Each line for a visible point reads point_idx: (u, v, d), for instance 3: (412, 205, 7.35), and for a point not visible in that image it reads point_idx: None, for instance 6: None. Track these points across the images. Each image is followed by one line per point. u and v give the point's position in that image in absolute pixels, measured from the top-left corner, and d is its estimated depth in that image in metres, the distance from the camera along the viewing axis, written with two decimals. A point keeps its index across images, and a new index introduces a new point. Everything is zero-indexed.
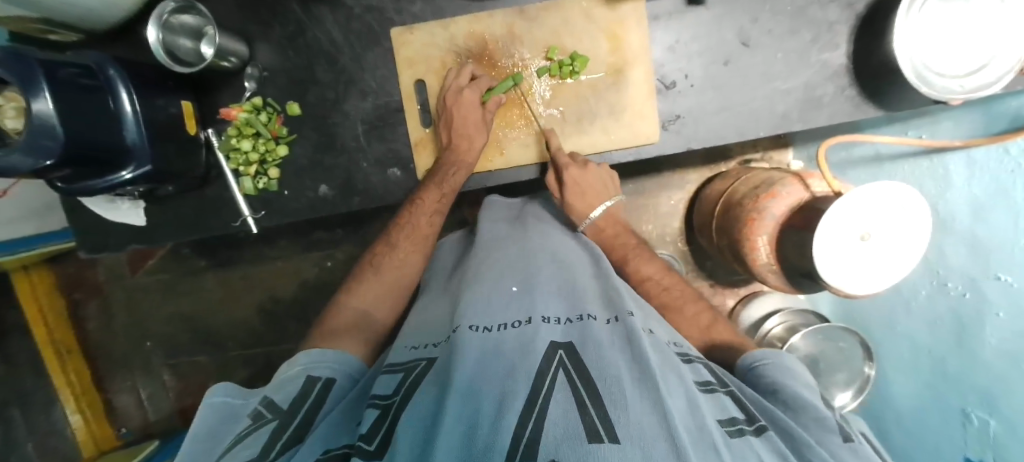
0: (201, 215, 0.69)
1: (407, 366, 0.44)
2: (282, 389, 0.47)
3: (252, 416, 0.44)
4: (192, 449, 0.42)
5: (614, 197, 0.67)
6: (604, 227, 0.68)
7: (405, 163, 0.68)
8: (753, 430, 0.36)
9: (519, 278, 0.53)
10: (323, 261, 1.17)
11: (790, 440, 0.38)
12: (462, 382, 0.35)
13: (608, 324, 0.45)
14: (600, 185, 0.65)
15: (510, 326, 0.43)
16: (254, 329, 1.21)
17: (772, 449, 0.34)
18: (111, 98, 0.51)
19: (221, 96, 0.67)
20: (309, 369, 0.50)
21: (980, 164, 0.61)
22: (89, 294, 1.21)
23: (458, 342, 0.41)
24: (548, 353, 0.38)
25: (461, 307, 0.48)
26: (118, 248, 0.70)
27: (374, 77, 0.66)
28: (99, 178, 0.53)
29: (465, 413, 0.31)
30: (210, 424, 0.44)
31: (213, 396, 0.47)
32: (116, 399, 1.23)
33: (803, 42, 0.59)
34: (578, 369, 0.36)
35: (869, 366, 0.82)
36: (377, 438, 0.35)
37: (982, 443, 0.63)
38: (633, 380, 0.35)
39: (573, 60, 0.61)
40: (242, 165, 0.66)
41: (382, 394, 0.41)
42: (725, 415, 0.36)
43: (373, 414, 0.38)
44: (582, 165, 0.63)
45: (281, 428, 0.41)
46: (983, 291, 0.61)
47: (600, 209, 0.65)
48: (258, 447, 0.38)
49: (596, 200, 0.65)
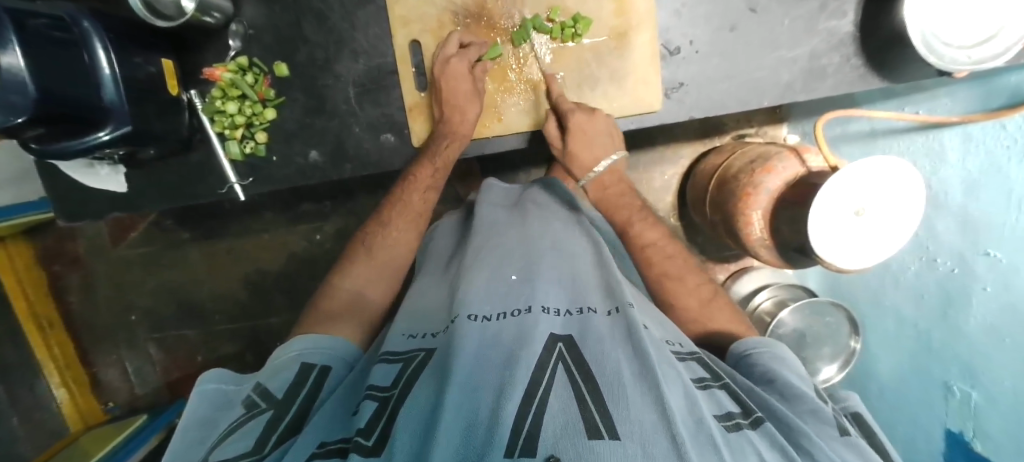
0: (186, 181, 0.66)
1: (406, 356, 0.44)
2: (276, 376, 0.46)
3: (244, 406, 0.43)
4: (186, 437, 0.42)
5: (619, 150, 0.65)
6: (608, 183, 0.68)
7: (399, 128, 0.66)
8: (749, 423, 0.35)
9: (519, 266, 0.52)
10: (311, 233, 1.15)
11: (789, 432, 0.37)
12: (461, 372, 0.34)
13: (609, 316, 0.44)
14: (602, 128, 0.62)
15: (509, 314, 0.43)
16: (241, 302, 1.20)
17: (770, 442, 0.34)
18: (87, 54, 0.47)
19: (203, 56, 0.63)
20: (303, 355, 0.49)
21: (976, 139, 0.61)
22: (68, 266, 1.18)
23: (456, 330, 0.40)
24: (547, 345, 0.38)
25: (459, 295, 0.47)
26: (97, 215, 0.67)
27: (367, 37, 0.63)
28: (74, 139, 0.50)
29: (464, 405, 0.31)
30: (202, 414, 0.44)
31: (206, 383, 0.47)
32: (101, 372, 1.22)
33: (810, 8, 0.58)
34: (578, 364, 0.36)
35: (853, 339, 0.84)
36: (376, 433, 0.33)
37: (963, 415, 0.67)
38: (634, 374, 0.35)
39: (576, 22, 0.59)
40: (228, 129, 0.63)
41: (380, 385, 0.40)
42: (721, 411, 0.36)
43: (372, 405, 0.37)
44: (588, 111, 0.61)
45: (276, 419, 0.40)
46: (972, 268, 0.62)
47: (604, 161, 0.64)
48: (252, 441, 0.37)
49: (600, 150, 0.63)
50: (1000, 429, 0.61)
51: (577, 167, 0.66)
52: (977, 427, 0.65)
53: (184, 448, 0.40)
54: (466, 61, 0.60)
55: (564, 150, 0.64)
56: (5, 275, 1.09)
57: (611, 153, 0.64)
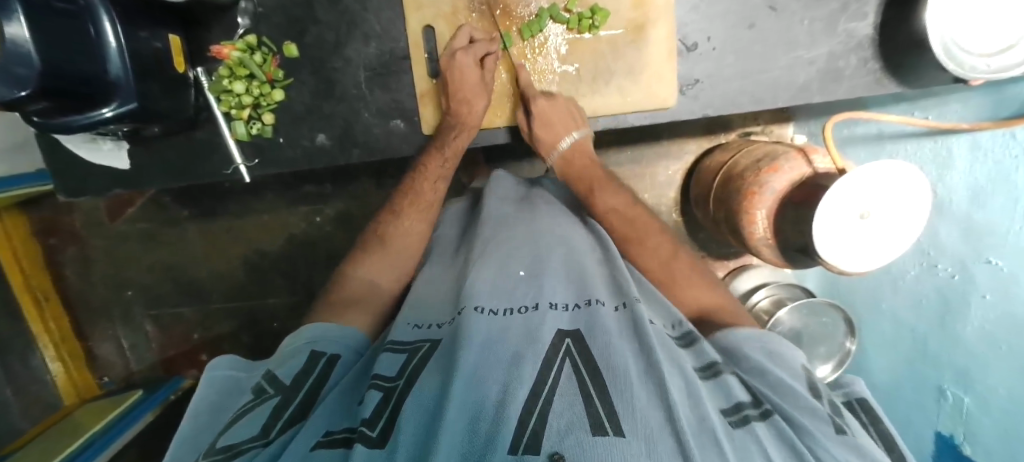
0: (188, 160, 0.65)
1: (411, 347, 0.44)
2: (285, 365, 0.46)
3: (254, 391, 0.43)
4: (196, 419, 0.42)
5: (582, 130, 0.63)
6: (573, 159, 0.65)
7: (409, 115, 0.65)
8: (759, 415, 0.36)
9: (527, 261, 0.52)
10: (312, 216, 1.14)
11: (793, 425, 0.38)
12: (467, 368, 0.34)
13: (617, 311, 0.45)
14: (566, 112, 0.61)
15: (516, 311, 0.43)
16: (239, 282, 1.19)
17: (776, 434, 0.35)
18: (92, 26, 0.46)
19: (211, 34, 0.62)
20: (315, 342, 0.49)
21: (984, 149, 0.61)
22: (65, 240, 1.17)
23: (463, 322, 0.41)
24: (554, 341, 0.38)
25: (466, 287, 0.48)
26: (98, 191, 0.66)
27: (379, 20, 0.62)
28: (78, 114, 0.49)
29: (469, 401, 0.31)
30: (212, 397, 0.44)
31: (216, 369, 0.47)
32: (97, 347, 1.22)
33: (831, 9, 0.57)
34: (584, 359, 0.36)
35: (848, 340, 0.86)
36: (380, 424, 0.33)
37: (955, 419, 0.68)
38: (640, 370, 0.35)
39: (594, 13, 0.58)
40: (234, 108, 0.62)
41: (386, 375, 0.40)
42: (731, 403, 0.37)
43: (376, 396, 0.37)
44: (550, 95, 0.61)
45: (283, 405, 0.40)
46: (971, 273, 0.63)
47: (566, 139, 0.62)
48: (258, 427, 0.38)
49: (563, 129, 0.61)
50: (989, 433, 0.62)
51: (539, 148, 0.65)
52: (968, 431, 0.66)
53: (195, 431, 0.41)
54: (472, 55, 0.59)
55: (528, 131, 0.64)
56: (2, 252, 1.08)
57: (574, 131, 0.62)
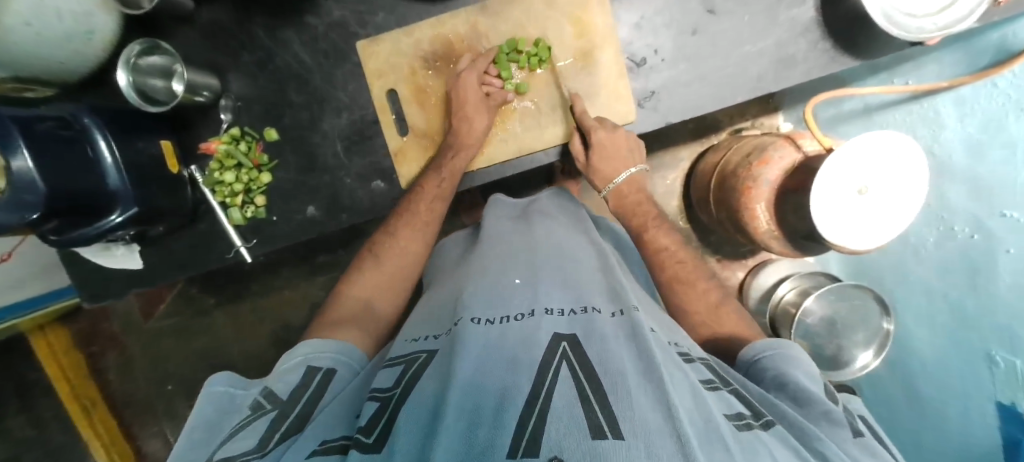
0: (195, 251, 0.69)
1: (407, 359, 0.43)
2: (282, 379, 0.46)
3: (251, 407, 0.43)
4: (189, 438, 0.40)
5: (639, 163, 0.66)
6: (627, 193, 0.66)
7: (387, 174, 0.68)
8: (761, 424, 0.34)
9: (522, 270, 0.52)
10: (329, 283, 1.17)
11: (802, 436, 0.36)
12: (464, 377, 0.34)
13: (613, 317, 0.44)
14: (625, 144, 0.63)
15: (511, 319, 0.43)
16: (270, 360, 1.21)
17: (782, 442, 0.33)
18: (90, 146, 0.51)
19: (199, 132, 0.67)
20: (309, 358, 0.49)
21: (970, 102, 0.62)
22: (105, 345, 1.22)
23: (460, 333, 0.40)
24: (550, 346, 0.38)
25: (461, 301, 0.48)
26: (118, 294, 0.71)
27: (347, 93, 0.67)
28: (88, 226, 0.53)
29: (466, 405, 0.31)
30: (209, 414, 0.42)
31: (213, 385, 0.45)
32: (145, 445, 1.24)
33: (768, 1, 0.59)
34: (583, 363, 0.35)
35: (886, 320, 0.78)
36: (377, 430, 0.33)
37: (1012, 385, 0.60)
38: (638, 373, 0.34)
39: (539, 49, 0.62)
40: (228, 197, 0.66)
41: (382, 387, 0.40)
42: (732, 411, 0.35)
43: (373, 406, 0.37)
44: (611, 128, 0.62)
45: (280, 419, 0.40)
46: (989, 231, 0.60)
47: (623, 173, 0.64)
48: (253, 441, 0.37)
49: (620, 162, 0.64)
50: None
51: (595, 179, 0.66)
52: None
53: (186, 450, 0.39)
54: (477, 74, 0.62)
55: (585, 164, 0.65)
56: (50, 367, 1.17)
57: (632, 165, 0.65)
